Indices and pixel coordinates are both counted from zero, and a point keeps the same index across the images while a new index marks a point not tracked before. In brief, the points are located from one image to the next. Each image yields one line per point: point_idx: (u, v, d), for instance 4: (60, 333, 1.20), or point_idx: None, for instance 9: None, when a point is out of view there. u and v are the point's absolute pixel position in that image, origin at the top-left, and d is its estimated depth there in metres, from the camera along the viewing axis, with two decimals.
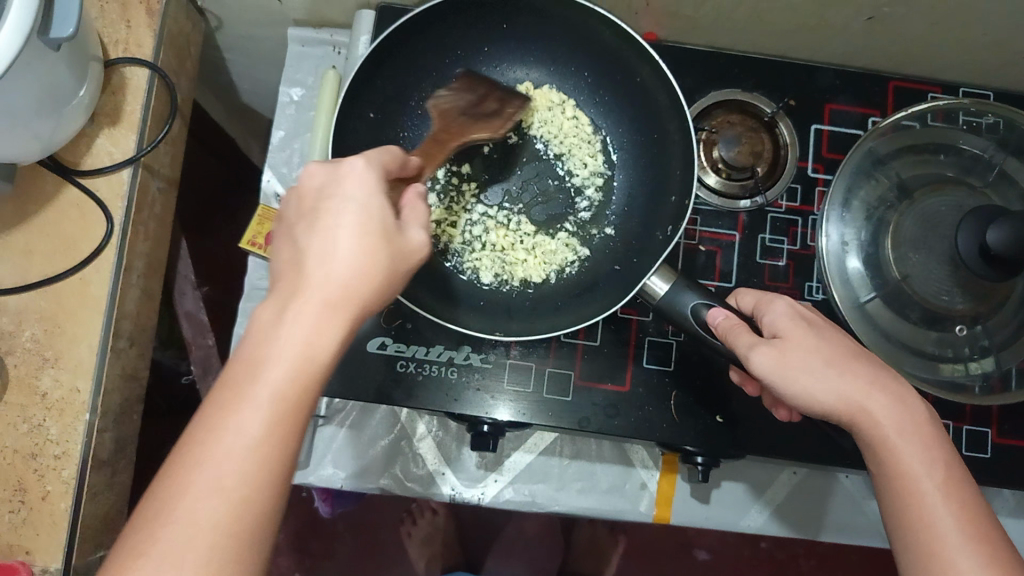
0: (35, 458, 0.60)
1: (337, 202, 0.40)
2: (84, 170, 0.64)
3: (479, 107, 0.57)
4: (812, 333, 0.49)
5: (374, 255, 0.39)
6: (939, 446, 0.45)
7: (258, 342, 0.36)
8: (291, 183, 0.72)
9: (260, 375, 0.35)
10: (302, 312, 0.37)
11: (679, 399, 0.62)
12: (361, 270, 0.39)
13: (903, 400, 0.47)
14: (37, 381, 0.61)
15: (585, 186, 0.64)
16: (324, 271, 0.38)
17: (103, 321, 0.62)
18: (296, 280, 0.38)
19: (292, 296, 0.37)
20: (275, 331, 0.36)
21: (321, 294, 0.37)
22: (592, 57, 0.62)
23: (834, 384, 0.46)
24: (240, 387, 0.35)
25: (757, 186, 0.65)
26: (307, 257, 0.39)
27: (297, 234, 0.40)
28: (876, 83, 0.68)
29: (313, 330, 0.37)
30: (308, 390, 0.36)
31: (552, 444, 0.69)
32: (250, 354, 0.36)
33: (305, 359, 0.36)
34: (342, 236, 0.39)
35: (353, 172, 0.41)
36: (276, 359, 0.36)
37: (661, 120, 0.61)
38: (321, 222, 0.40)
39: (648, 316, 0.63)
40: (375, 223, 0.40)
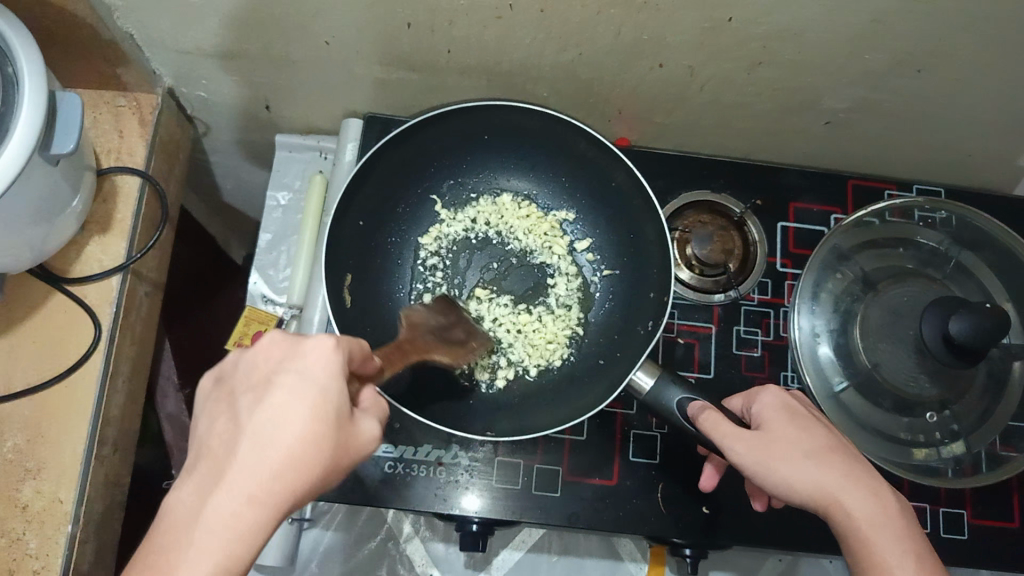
0: (12, 573, 0.58)
1: (292, 380, 0.39)
2: (73, 277, 0.64)
3: (449, 333, 0.58)
4: (792, 426, 0.51)
5: (324, 439, 0.39)
6: (911, 539, 0.46)
7: (183, 530, 0.36)
8: (278, 284, 0.74)
9: (180, 563, 0.35)
10: (252, 507, 0.36)
11: (665, 491, 0.63)
12: (305, 456, 0.38)
13: (877, 493, 0.48)
14: (19, 492, 0.60)
15: (567, 285, 0.67)
16: (258, 460, 0.37)
17: (88, 429, 0.62)
18: (224, 464, 0.37)
19: (220, 480, 0.37)
20: (207, 502, 0.36)
21: (248, 488, 0.37)
22: (569, 165, 0.66)
23: (813, 474, 0.48)
24: (165, 566, 0.35)
25: (730, 281, 0.68)
26: (255, 421, 0.38)
27: (240, 408, 0.39)
28: (835, 181, 0.73)
29: (233, 525, 0.36)
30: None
31: (540, 540, 0.69)
32: (169, 540, 0.36)
33: (224, 558, 0.35)
34: (285, 419, 0.38)
35: (318, 348, 0.40)
36: (197, 557, 0.35)
37: (637, 222, 0.63)
38: (269, 398, 0.39)
39: (632, 409, 0.64)
40: (330, 409, 0.39)
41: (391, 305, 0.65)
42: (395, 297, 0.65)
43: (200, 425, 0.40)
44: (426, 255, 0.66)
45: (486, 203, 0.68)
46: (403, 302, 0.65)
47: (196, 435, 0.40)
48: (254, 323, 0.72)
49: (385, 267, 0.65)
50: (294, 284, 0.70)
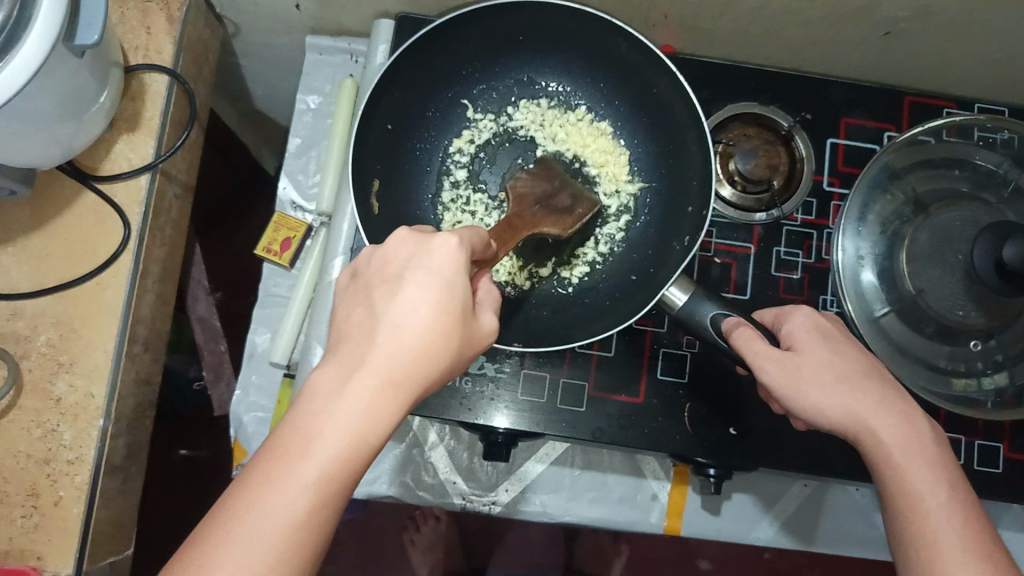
0: (48, 462, 0.60)
1: (422, 275, 0.39)
2: (102, 175, 0.64)
3: (552, 201, 0.59)
4: (823, 346, 0.49)
5: (449, 333, 0.39)
6: (944, 465, 0.45)
7: (321, 401, 0.36)
8: (307, 191, 0.73)
9: (317, 437, 0.35)
10: (347, 386, 0.36)
11: (693, 411, 0.62)
12: (432, 345, 0.38)
13: (911, 419, 0.46)
14: (53, 384, 0.61)
15: (598, 196, 0.65)
16: (395, 344, 0.37)
17: (119, 327, 0.62)
18: (364, 348, 0.37)
19: (359, 364, 0.37)
20: (340, 391, 0.36)
21: (385, 371, 0.37)
22: (608, 70, 0.63)
23: (842, 399, 0.47)
24: (304, 439, 0.35)
25: (773, 199, 0.65)
26: (385, 319, 0.38)
27: (374, 298, 0.39)
28: (891, 97, 0.68)
29: (372, 408, 0.36)
30: (361, 460, 0.36)
31: (564, 454, 0.69)
32: (302, 417, 0.36)
33: (362, 432, 0.36)
34: (413, 307, 0.38)
35: (447, 243, 0.40)
36: (335, 432, 0.35)
37: (676, 134, 0.61)
38: (399, 290, 0.39)
39: (663, 327, 0.63)
40: (455, 303, 0.39)
41: (418, 213, 0.63)
42: (422, 205, 0.64)
43: (334, 317, 0.40)
44: (455, 163, 0.65)
45: (519, 109, 0.66)
46: (430, 211, 0.64)
47: (330, 323, 0.40)
48: (284, 229, 0.71)
49: (412, 174, 0.63)
50: (324, 191, 0.70)
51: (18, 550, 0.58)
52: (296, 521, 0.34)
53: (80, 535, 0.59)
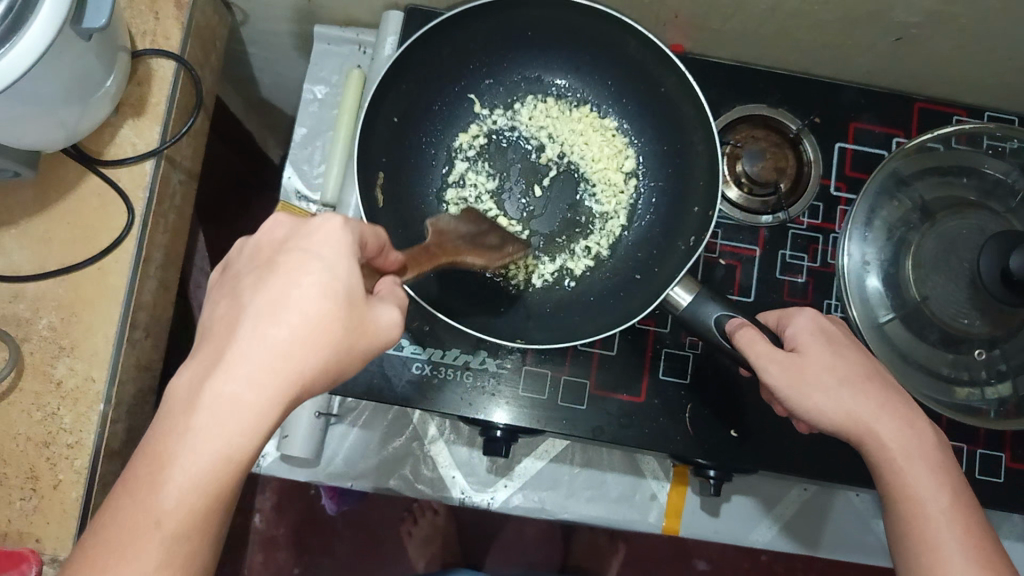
0: (47, 446, 0.60)
1: (296, 261, 0.37)
2: (106, 160, 0.64)
3: (480, 239, 0.54)
4: (828, 349, 0.49)
5: (333, 323, 0.36)
6: (946, 470, 0.45)
7: (182, 416, 0.34)
8: (312, 180, 0.73)
9: (179, 457, 0.33)
10: (207, 388, 0.34)
11: (694, 413, 0.61)
12: (309, 341, 0.35)
13: (914, 423, 0.46)
14: (53, 368, 0.61)
15: (605, 194, 0.64)
16: (261, 340, 0.35)
17: (120, 312, 0.62)
18: (225, 347, 0.35)
19: (219, 362, 0.34)
20: (200, 397, 0.34)
21: (247, 372, 0.34)
22: (617, 68, 0.62)
23: (846, 402, 0.47)
24: (165, 458, 0.34)
25: (779, 202, 0.65)
26: (247, 315, 0.35)
27: (242, 288, 0.37)
28: (900, 103, 0.68)
29: (236, 411, 0.34)
30: (230, 469, 0.34)
31: (563, 452, 0.69)
32: (168, 425, 0.34)
33: (228, 453, 0.34)
34: (294, 298, 0.36)
35: (325, 228, 0.38)
36: (196, 447, 0.33)
37: (683, 133, 0.61)
38: (272, 277, 0.37)
39: (666, 328, 0.62)
40: (339, 290, 0.37)
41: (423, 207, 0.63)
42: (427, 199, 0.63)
43: (203, 310, 0.38)
44: (460, 157, 0.64)
45: (527, 105, 0.66)
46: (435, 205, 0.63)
47: (197, 319, 0.37)
48: None
49: (417, 167, 0.63)
50: (328, 181, 0.69)
51: (15, 532, 0.58)
52: (150, 545, 0.33)
53: (78, 519, 0.59)
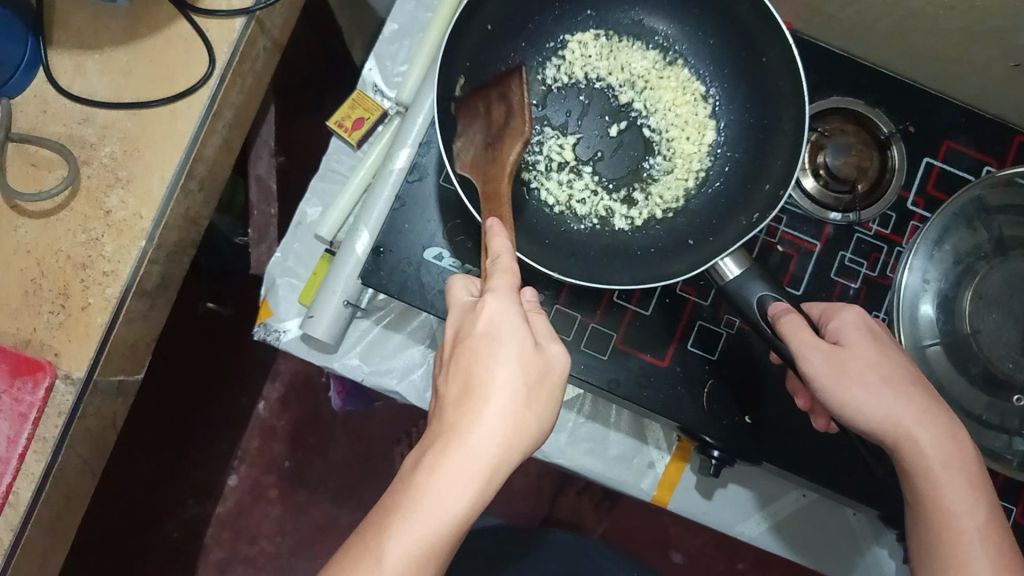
0: (84, 268, 0.61)
1: (496, 331, 0.42)
2: (200, 8, 0.64)
3: (493, 125, 0.54)
4: (874, 347, 0.48)
5: (522, 390, 0.40)
6: (984, 487, 0.44)
7: (405, 487, 0.38)
8: (391, 78, 0.73)
9: (420, 512, 0.37)
10: (436, 466, 0.38)
11: (713, 389, 0.60)
12: (514, 402, 0.40)
13: (957, 436, 0.45)
14: (106, 197, 0.62)
15: (680, 151, 0.63)
16: (486, 406, 0.39)
17: (181, 158, 0.63)
18: (459, 417, 0.39)
19: (454, 430, 0.39)
20: (440, 460, 0.38)
21: (479, 439, 0.38)
22: (722, 26, 0.60)
23: (887, 402, 0.46)
24: (406, 510, 0.37)
25: (854, 203, 0.63)
26: (471, 382, 0.40)
27: (457, 360, 0.42)
28: (1003, 132, 0.65)
29: (470, 469, 0.38)
30: (464, 520, 0.38)
31: (573, 400, 0.68)
32: (398, 504, 0.37)
33: (457, 511, 0.37)
34: (491, 373, 0.40)
35: (492, 304, 0.43)
36: (419, 516, 0.37)
37: (772, 108, 0.59)
38: (478, 344, 0.42)
39: (706, 300, 0.62)
40: (535, 356, 0.41)
41: None
42: None
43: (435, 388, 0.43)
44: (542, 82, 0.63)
45: (623, 46, 0.64)
46: None
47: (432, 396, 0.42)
48: (359, 109, 0.71)
49: None
50: (408, 80, 0.69)
51: (38, 342, 0.60)
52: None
53: (98, 345, 0.60)
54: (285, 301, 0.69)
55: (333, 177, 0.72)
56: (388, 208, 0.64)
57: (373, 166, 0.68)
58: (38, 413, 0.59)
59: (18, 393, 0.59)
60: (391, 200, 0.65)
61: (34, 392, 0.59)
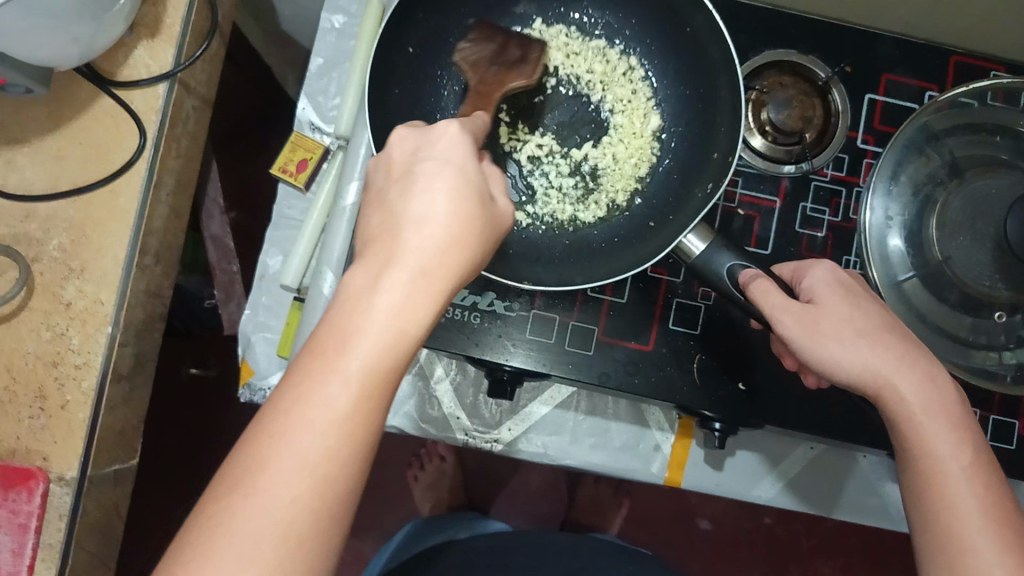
0: (56, 365, 0.60)
1: (432, 165, 0.39)
2: (120, 81, 0.63)
3: (504, 55, 0.56)
4: (846, 300, 0.48)
5: (469, 218, 0.38)
6: (964, 426, 0.44)
7: (353, 309, 0.35)
8: (327, 113, 0.72)
9: (354, 346, 0.34)
10: (364, 304, 0.34)
11: (702, 363, 0.61)
12: (452, 229, 0.37)
13: (937, 378, 0.45)
14: (63, 289, 0.61)
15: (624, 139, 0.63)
16: (420, 231, 0.37)
17: (130, 235, 0.62)
18: (393, 242, 0.36)
19: (391, 258, 0.36)
20: (371, 296, 0.35)
21: (417, 261, 0.36)
22: (639, 4, 0.61)
23: (863, 354, 0.46)
24: (343, 342, 0.34)
25: (804, 152, 0.63)
26: (402, 222, 0.37)
27: (390, 198, 0.39)
28: (937, 56, 0.65)
29: (409, 298, 0.35)
30: (400, 353, 0.35)
31: (567, 399, 0.68)
32: (323, 342, 0.34)
33: (399, 326, 0.35)
34: (434, 197, 0.38)
35: (447, 133, 0.40)
36: (366, 334, 0.34)
37: (707, 78, 0.58)
38: (410, 185, 0.38)
39: (679, 278, 0.61)
40: (474, 189, 0.39)
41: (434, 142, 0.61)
42: (439, 134, 0.62)
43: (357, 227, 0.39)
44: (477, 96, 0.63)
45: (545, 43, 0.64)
46: None
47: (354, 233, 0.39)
48: (301, 150, 0.70)
49: (432, 101, 0.62)
50: (343, 113, 0.68)
51: (24, 449, 0.59)
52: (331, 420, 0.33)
53: (84, 439, 0.59)
54: (264, 356, 0.69)
55: (288, 224, 0.71)
56: (346, 245, 0.64)
57: (325, 206, 0.68)
58: (38, 520, 0.58)
59: (14, 505, 0.57)
60: (350, 237, 0.64)
61: (30, 500, 0.57)
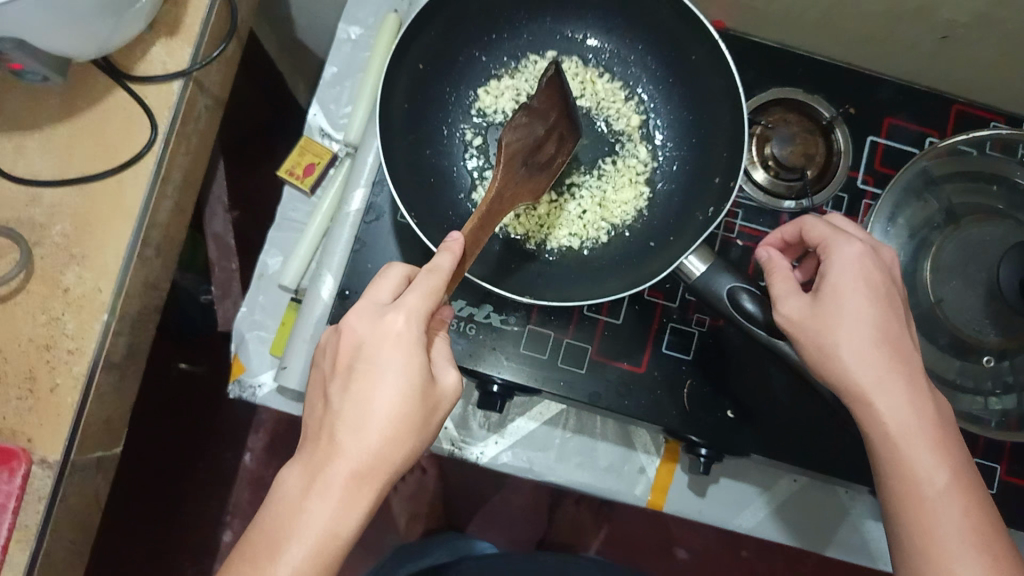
0: (48, 350, 0.60)
1: (374, 364, 0.44)
2: (136, 75, 0.64)
3: (539, 154, 0.56)
4: (847, 301, 0.47)
5: (411, 413, 0.43)
6: (947, 448, 0.44)
7: (290, 514, 0.41)
8: (337, 120, 0.73)
9: (292, 542, 0.40)
10: (295, 513, 0.40)
11: (692, 389, 0.61)
12: (388, 423, 0.43)
13: (918, 400, 0.45)
14: (62, 275, 0.61)
15: (626, 163, 0.63)
16: (356, 441, 0.42)
17: (134, 227, 0.62)
18: (330, 452, 0.42)
19: (325, 463, 0.42)
20: (303, 507, 0.40)
21: (350, 466, 0.41)
22: (648, 29, 0.62)
23: (847, 366, 0.46)
24: (281, 539, 0.40)
25: (805, 189, 0.64)
26: (342, 424, 0.43)
27: (333, 394, 0.45)
28: (938, 103, 0.67)
29: (341, 502, 0.41)
30: (332, 550, 0.40)
31: (556, 416, 0.68)
32: (273, 537, 0.40)
33: (333, 529, 0.40)
34: (381, 396, 0.43)
35: (391, 330, 0.45)
36: (298, 543, 0.40)
37: (711, 107, 0.60)
38: (354, 382, 0.44)
39: (674, 303, 0.62)
40: (413, 384, 0.44)
41: (438, 154, 0.62)
42: (445, 146, 0.63)
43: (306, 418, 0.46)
44: (481, 112, 0.64)
45: (557, 64, 0.65)
46: (455, 150, 0.63)
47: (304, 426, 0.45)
48: (309, 155, 0.71)
49: (437, 114, 0.63)
50: (354, 122, 0.69)
51: (9, 431, 0.58)
52: None
53: (70, 425, 0.59)
54: (257, 353, 0.69)
55: (290, 226, 0.72)
56: (346, 251, 0.64)
57: (329, 211, 0.68)
58: (17, 501, 0.57)
59: None
60: (351, 242, 0.64)
61: (10, 481, 0.57)
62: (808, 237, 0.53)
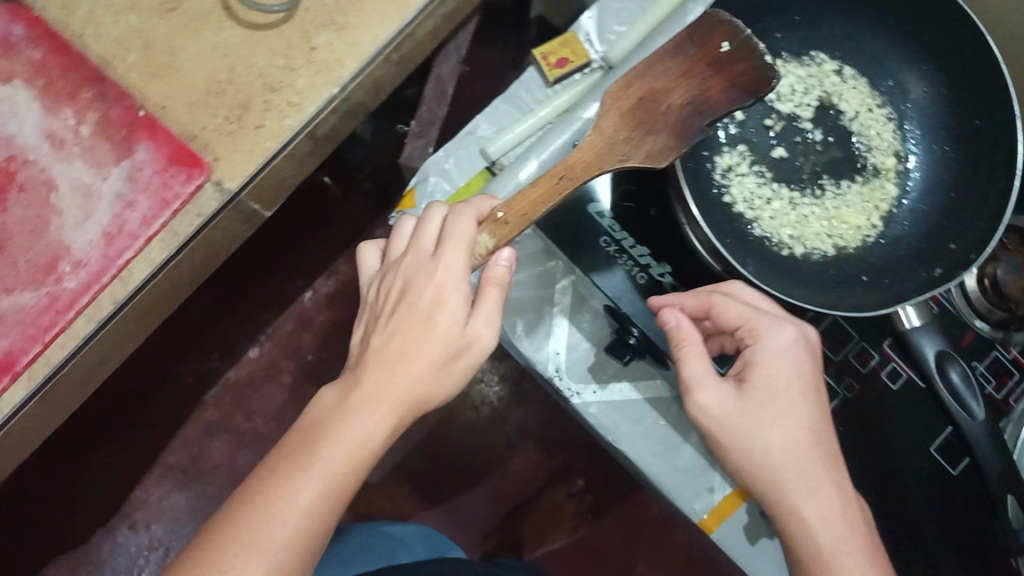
0: (271, 91, 0.59)
1: (411, 301, 0.49)
2: None
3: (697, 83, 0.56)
4: (782, 398, 0.53)
5: (434, 355, 0.48)
6: (876, 559, 0.50)
7: (326, 427, 0.46)
8: (606, 34, 0.73)
9: (317, 460, 0.45)
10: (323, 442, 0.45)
11: (829, 428, 0.65)
12: (421, 363, 0.47)
13: (847, 508, 0.51)
14: (315, 33, 0.60)
15: (869, 199, 0.67)
16: (389, 374, 0.47)
17: (396, 25, 0.61)
18: (360, 379, 0.48)
19: (358, 386, 0.47)
20: (335, 428, 0.46)
21: (386, 396, 0.47)
22: (947, 84, 0.67)
23: (783, 467, 0.52)
24: (308, 455, 0.45)
25: (1009, 322, 0.68)
26: (377, 356, 0.48)
27: (373, 330, 0.50)
28: None
29: (360, 436, 0.46)
30: (353, 471, 0.46)
31: (659, 397, 0.68)
32: (309, 445, 0.46)
33: (348, 455, 0.45)
34: (425, 339, 0.48)
35: (443, 268, 0.49)
36: (325, 457, 0.45)
37: (978, 182, 0.64)
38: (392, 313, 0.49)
39: (841, 353, 0.67)
40: (444, 332, 0.48)
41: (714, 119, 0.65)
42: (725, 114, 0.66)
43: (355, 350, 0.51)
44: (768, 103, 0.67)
45: (842, 81, 0.69)
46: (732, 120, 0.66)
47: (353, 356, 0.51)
48: (568, 49, 0.72)
49: None
50: (623, 39, 0.69)
51: (202, 141, 0.58)
52: (288, 521, 0.43)
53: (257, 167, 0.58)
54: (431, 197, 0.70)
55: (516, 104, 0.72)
56: (563, 149, 0.65)
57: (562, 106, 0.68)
58: (180, 206, 0.57)
59: (168, 180, 0.57)
60: (569, 145, 0.65)
61: (184, 185, 0.56)
62: (731, 316, 0.57)
